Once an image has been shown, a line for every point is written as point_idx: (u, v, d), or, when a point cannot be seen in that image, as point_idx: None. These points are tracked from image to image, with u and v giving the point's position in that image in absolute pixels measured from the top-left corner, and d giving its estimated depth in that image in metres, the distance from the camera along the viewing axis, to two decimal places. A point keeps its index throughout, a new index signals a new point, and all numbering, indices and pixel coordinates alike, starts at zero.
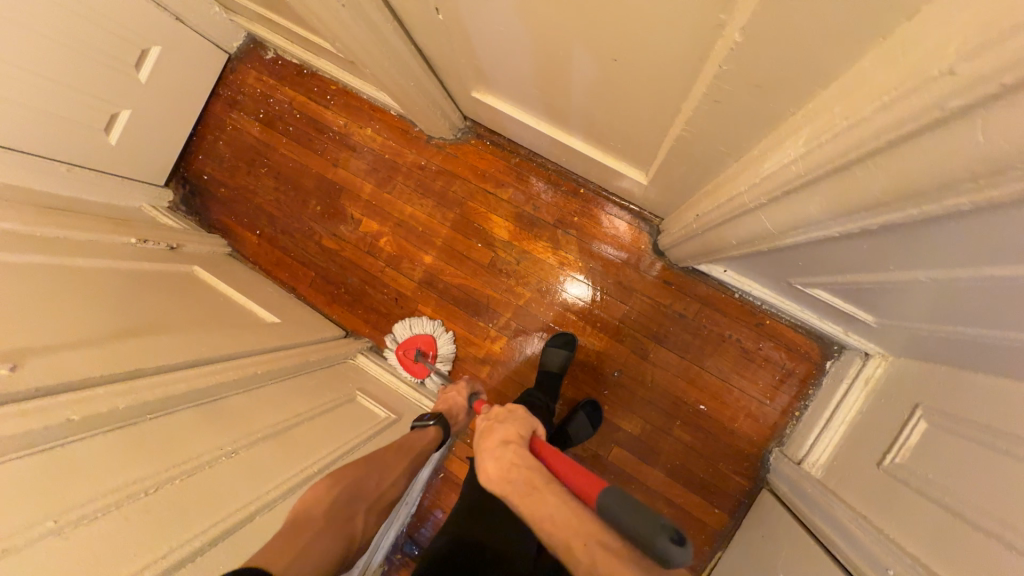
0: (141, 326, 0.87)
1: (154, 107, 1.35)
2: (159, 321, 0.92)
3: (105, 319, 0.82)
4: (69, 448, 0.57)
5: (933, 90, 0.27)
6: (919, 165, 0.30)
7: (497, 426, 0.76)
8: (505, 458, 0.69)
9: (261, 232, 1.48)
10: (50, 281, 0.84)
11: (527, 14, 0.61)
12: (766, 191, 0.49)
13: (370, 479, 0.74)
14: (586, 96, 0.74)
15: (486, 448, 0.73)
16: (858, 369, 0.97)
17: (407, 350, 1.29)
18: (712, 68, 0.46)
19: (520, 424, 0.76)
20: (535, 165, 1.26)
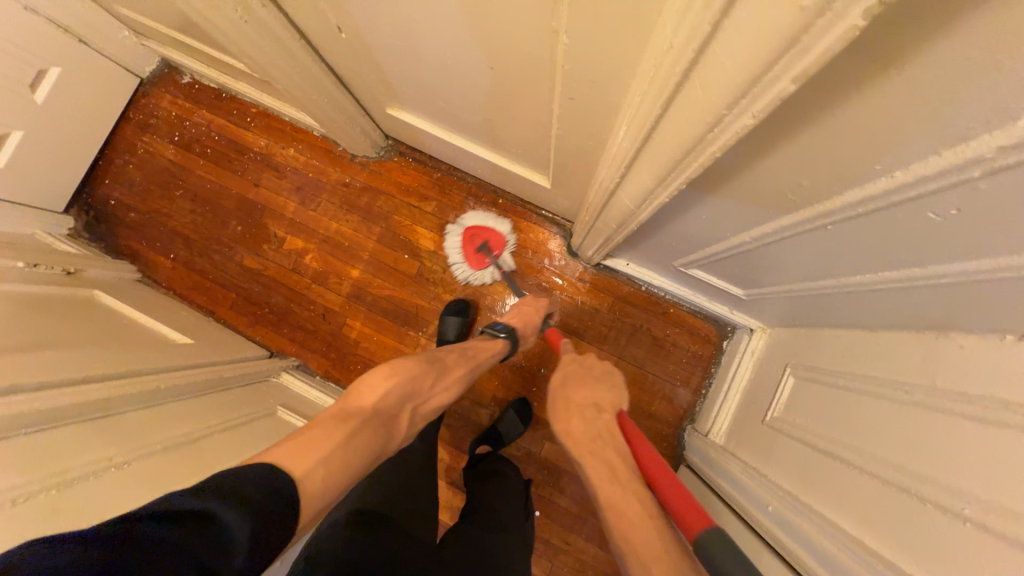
0: (25, 345, 0.81)
1: (52, 129, 1.28)
2: (50, 340, 0.86)
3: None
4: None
5: (672, 65, 0.36)
6: (686, 124, 0.40)
7: (590, 385, 0.86)
8: (594, 421, 0.78)
9: (176, 255, 1.42)
10: None
11: (414, 31, 0.69)
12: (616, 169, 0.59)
13: (421, 384, 0.81)
14: (482, 106, 0.83)
15: (576, 400, 0.84)
16: (746, 343, 1.10)
17: (475, 238, 1.26)
18: (558, 70, 0.56)
19: (616, 397, 0.84)
20: (455, 179, 1.33)
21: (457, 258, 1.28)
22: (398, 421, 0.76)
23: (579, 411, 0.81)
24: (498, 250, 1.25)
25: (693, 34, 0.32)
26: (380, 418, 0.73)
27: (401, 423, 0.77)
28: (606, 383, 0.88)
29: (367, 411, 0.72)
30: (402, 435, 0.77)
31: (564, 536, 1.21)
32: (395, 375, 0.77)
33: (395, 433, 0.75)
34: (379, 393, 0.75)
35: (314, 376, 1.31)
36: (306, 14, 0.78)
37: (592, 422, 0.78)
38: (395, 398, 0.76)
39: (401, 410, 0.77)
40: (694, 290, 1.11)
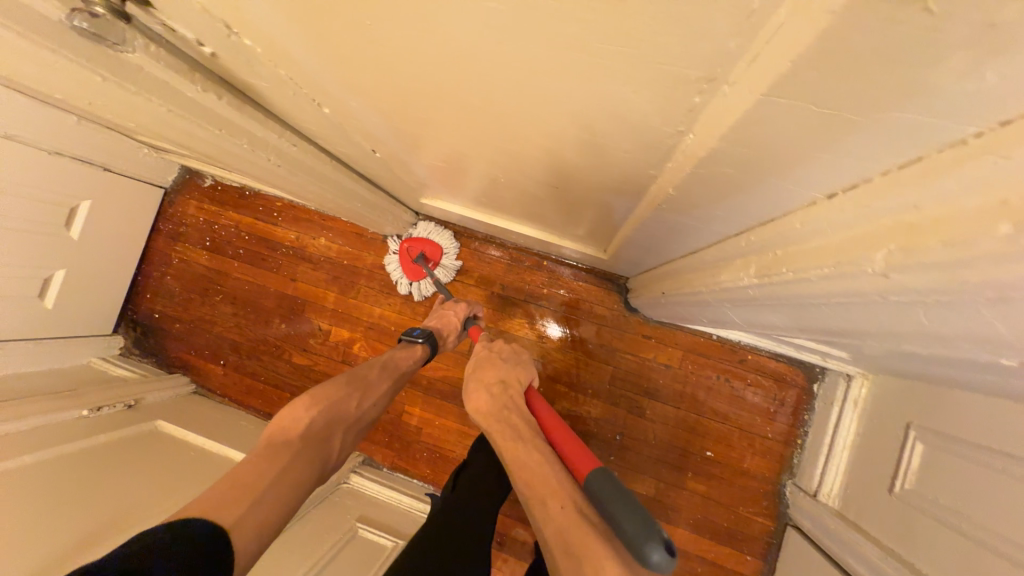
0: (115, 521, 0.83)
1: (91, 260, 1.29)
2: (136, 505, 0.88)
3: (50, 529, 0.76)
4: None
5: (866, 281, 0.30)
6: (884, 319, 0.32)
7: (499, 363, 0.79)
8: (500, 396, 0.72)
9: (225, 361, 1.41)
10: (39, 489, 0.83)
11: (461, 154, 0.64)
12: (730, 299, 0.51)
13: (343, 406, 0.71)
14: (539, 200, 0.76)
15: (483, 378, 0.76)
16: (846, 392, 1.00)
17: (413, 248, 1.27)
18: (655, 202, 0.50)
19: (523, 370, 0.78)
20: (494, 246, 1.27)
21: (395, 266, 1.28)
22: (330, 443, 0.67)
23: (484, 387, 0.74)
24: (435, 261, 1.26)
25: (922, 280, 0.26)
26: (310, 448, 0.63)
27: (335, 446, 0.68)
28: (513, 360, 0.82)
29: (296, 440, 0.62)
30: (334, 461, 0.68)
31: None
32: (316, 403, 0.67)
33: (333, 456, 0.67)
34: (304, 421, 0.65)
35: (381, 469, 1.27)
36: (342, 145, 0.73)
37: (497, 397, 0.72)
38: (320, 423, 0.66)
39: (333, 431, 0.67)
40: (779, 342, 1.01)
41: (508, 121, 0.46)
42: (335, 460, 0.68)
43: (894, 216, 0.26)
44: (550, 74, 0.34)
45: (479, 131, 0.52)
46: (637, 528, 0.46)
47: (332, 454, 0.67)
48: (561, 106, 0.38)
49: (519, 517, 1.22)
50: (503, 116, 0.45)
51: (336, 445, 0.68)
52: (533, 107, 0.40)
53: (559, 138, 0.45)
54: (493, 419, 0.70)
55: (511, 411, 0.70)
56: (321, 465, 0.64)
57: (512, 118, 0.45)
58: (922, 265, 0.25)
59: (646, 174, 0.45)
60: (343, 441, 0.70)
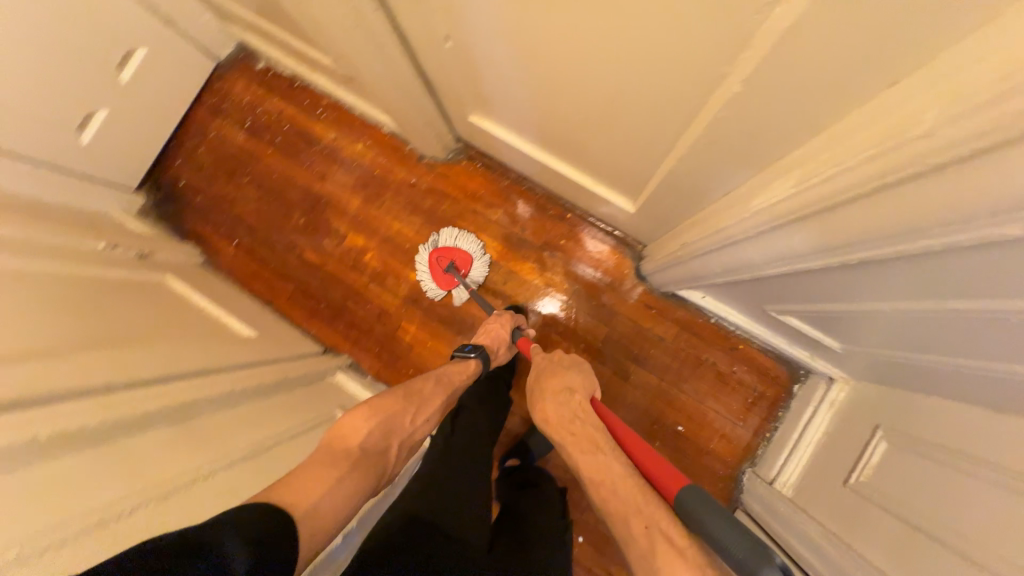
0: (125, 336, 0.86)
1: (132, 109, 1.31)
2: (143, 331, 0.91)
3: (57, 322, 0.78)
4: (19, 472, 0.53)
5: (910, 147, 0.34)
6: (913, 205, 0.36)
7: (562, 371, 0.86)
8: (566, 404, 0.79)
9: (239, 242, 1.44)
10: (53, 292, 0.86)
11: (531, 50, 0.66)
12: (755, 224, 0.54)
13: (399, 420, 0.79)
14: (586, 128, 0.79)
15: (551, 388, 0.84)
16: (824, 393, 1.04)
17: (442, 257, 1.29)
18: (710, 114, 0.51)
19: (586, 380, 0.85)
20: (523, 189, 1.30)
21: (427, 279, 1.29)
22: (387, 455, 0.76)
23: (553, 397, 0.81)
24: (466, 270, 1.27)
25: (962, 131, 0.30)
26: (367, 457, 0.72)
27: (391, 455, 0.77)
28: (576, 368, 0.88)
29: (355, 452, 0.70)
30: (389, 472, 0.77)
31: (606, 562, 1.21)
32: (375, 415, 0.76)
33: (389, 464, 0.76)
34: (364, 431, 0.74)
35: (366, 376, 1.31)
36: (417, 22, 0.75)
37: (565, 406, 0.79)
38: (378, 434, 0.75)
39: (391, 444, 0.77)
40: (775, 331, 1.04)
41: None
42: (389, 469, 0.77)
43: (962, 73, 0.30)
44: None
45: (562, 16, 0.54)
46: (751, 556, 0.52)
47: (388, 468, 0.76)
48: None
49: None
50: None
51: (393, 452, 0.77)
52: None
53: (640, 23, 0.47)
54: (565, 427, 0.76)
55: (581, 421, 0.75)
56: (377, 473, 0.73)
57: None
58: (966, 116, 0.30)
59: (712, 76, 0.47)
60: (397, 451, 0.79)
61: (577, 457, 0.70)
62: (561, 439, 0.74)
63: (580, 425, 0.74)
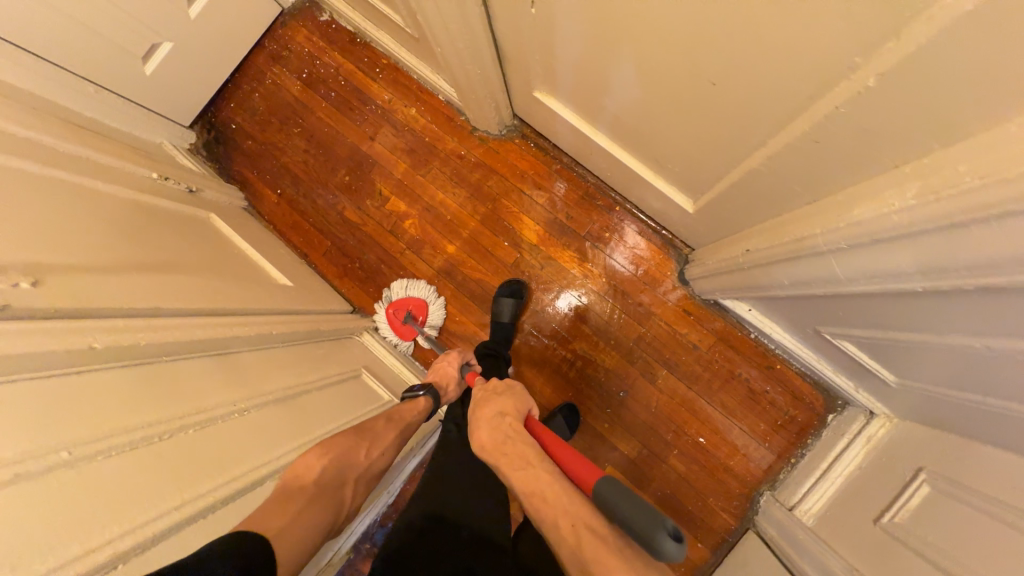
0: (171, 265, 0.86)
1: (195, 45, 1.31)
2: (187, 263, 0.91)
3: (107, 240, 0.78)
4: (62, 377, 0.51)
5: None
6: None
7: (494, 399, 0.82)
8: (499, 426, 0.75)
9: (282, 191, 1.44)
10: (107, 212, 0.87)
11: (623, 22, 0.62)
12: (851, 236, 0.50)
13: (352, 455, 0.71)
14: (662, 115, 0.75)
15: (483, 414, 0.79)
16: (861, 427, 0.99)
17: (398, 311, 1.27)
18: (827, 110, 0.46)
19: (517, 400, 0.82)
20: (574, 176, 1.27)
21: (388, 336, 1.29)
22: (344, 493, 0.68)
23: (484, 422, 0.77)
24: (423, 320, 1.26)
25: None
26: (319, 495, 0.64)
27: (347, 495, 0.68)
28: (508, 393, 0.84)
29: (308, 487, 0.62)
30: (345, 515, 0.68)
31: None
32: (327, 450, 0.68)
33: (344, 506, 0.67)
34: (317, 469, 0.66)
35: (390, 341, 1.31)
36: None
37: (499, 430, 0.75)
38: (331, 471, 0.67)
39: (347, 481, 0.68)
40: (821, 356, 1.00)
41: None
42: (345, 516, 0.68)
43: None
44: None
45: None
46: (647, 523, 0.53)
47: (343, 510, 0.67)
48: None
49: None
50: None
51: (352, 491, 0.69)
52: None
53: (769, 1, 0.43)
54: (499, 449, 0.72)
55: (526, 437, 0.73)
56: (334, 512, 0.65)
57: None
58: None
59: (840, 67, 0.43)
60: (353, 490, 0.70)
61: (509, 474, 0.67)
62: (507, 461, 0.70)
63: (513, 446, 0.70)
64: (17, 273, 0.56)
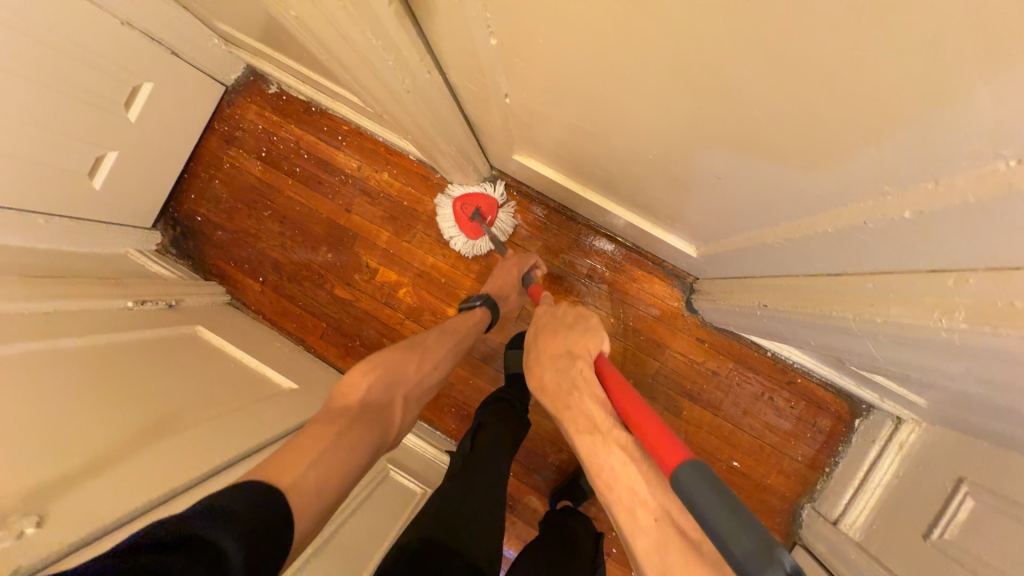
0: (176, 415, 0.82)
1: (142, 148, 1.23)
2: (191, 405, 0.86)
3: (107, 413, 0.73)
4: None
5: None
6: None
7: (564, 333, 0.76)
8: (566, 371, 0.70)
9: (265, 278, 1.38)
10: (96, 370, 0.81)
11: (611, 116, 0.59)
12: (893, 333, 0.49)
13: (403, 367, 0.81)
14: (657, 185, 0.72)
15: (552, 350, 0.74)
16: (892, 433, 1.01)
17: (466, 205, 1.23)
18: (854, 221, 0.46)
19: (593, 338, 0.74)
20: (565, 219, 1.24)
21: (451, 229, 1.24)
22: (392, 406, 0.77)
23: (551, 363, 0.72)
24: (491, 215, 1.22)
25: None
26: (367, 411, 0.72)
27: (396, 413, 0.77)
28: (580, 327, 0.77)
29: (354, 406, 0.72)
30: (397, 427, 0.77)
31: None
32: (374, 370, 0.78)
33: (395, 422, 0.76)
34: (364, 386, 0.75)
35: None
36: (472, 81, 0.69)
37: (564, 373, 0.70)
38: (381, 386, 0.77)
39: (394, 395, 0.78)
40: (841, 372, 1.01)
41: (732, 94, 0.42)
42: (398, 428, 0.78)
43: None
44: (874, 51, 0.30)
45: (677, 98, 0.48)
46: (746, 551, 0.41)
47: (394, 415, 0.77)
48: (836, 88, 0.34)
49: (534, 485, 1.26)
50: (734, 87, 0.41)
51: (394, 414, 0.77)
52: (788, 78, 0.36)
53: (789, 127, 0.41)
54: (566, 396, 0.67)
55: None
56: (383, 431, 0.73)
57: (748, 92, 0.40)
58: None
59: (871, 189, 0.41)
60: (403, 411, 0.80)
61: None
62: None
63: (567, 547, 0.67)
64: (21, 515, 0.53)
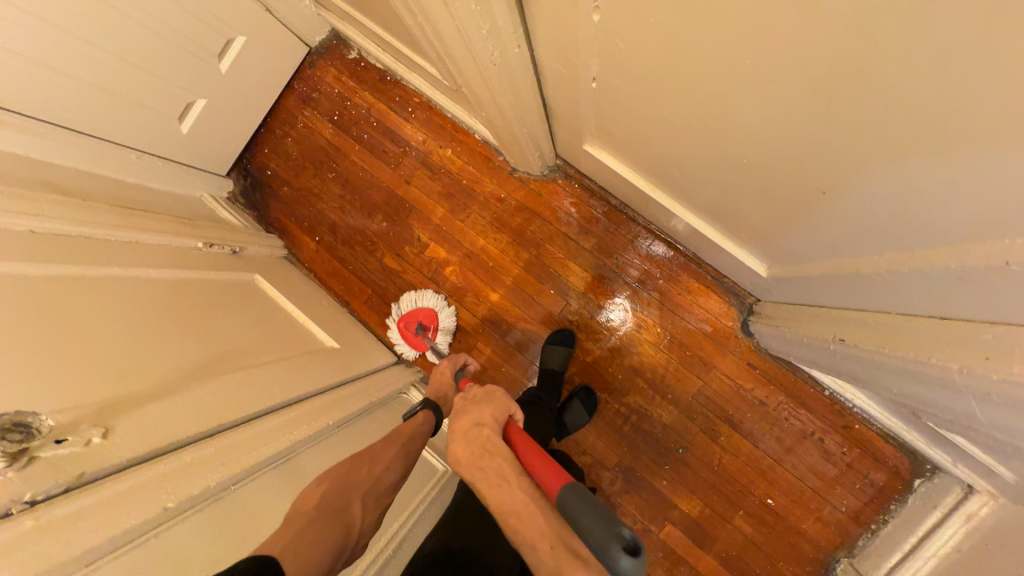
0: (227, 357, 0.85)
1: (228, 99, 1.29)
2: (242, 349, 0.90)
3: (169, 345, 0.77)
4: (140, 547, 0.50)
5: None
6: None
7: (470, 408, 0.69)
8: (477, 442, 0.64)
9: (321, 238, 1.42)
10: (163, 302, 0.86)
11: (710, 114, 0.55)
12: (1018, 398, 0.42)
13: (351, 474, 0.66)
14: (742, 195, 0.67)
15: (458, 427, 0.67)
16: (959, 501, 0.92)
17: (409, 323, 1.28)
18: (990, 259, 0.40)
19: (496, 407, 0.68)
20: (623, 218, 1.20)
21: (403, 349, 1.29)
22: (350, 513, 0.62)
23: (461, 441, 0.65)
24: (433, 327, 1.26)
25: None
26: (318, 520, 0.58)
27: (356, 517, 0.62)
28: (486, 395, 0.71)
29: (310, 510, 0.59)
30: (359, 533, 0.62)
31: None
32: (320, 480, 0.64)
33: (355, 526, 0.61)
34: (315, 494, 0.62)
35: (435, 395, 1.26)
36: (559, 60, 0.66)
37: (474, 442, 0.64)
38: (329, 499, 0.62)
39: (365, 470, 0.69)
40: (909, 424, 0.93)
41: (878, 92, 0.37)
42: (355, 546, 0.61)
43: None
44: None
45: (799, 96, 0.43)
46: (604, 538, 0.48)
47: (354, 528, 0.61)
48: (1009, 103, 0.29)
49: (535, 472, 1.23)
50: (884, 86, 0.36)
51: (359, 511, 0.63)
52: (958, 80, 0.31)
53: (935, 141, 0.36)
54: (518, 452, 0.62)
55: None
56: (353, 508, 0.62)
57: (899, 93, 0.35)
58: None
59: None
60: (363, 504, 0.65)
61: None
62: None
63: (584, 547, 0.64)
64: (88, 425, 0.56)
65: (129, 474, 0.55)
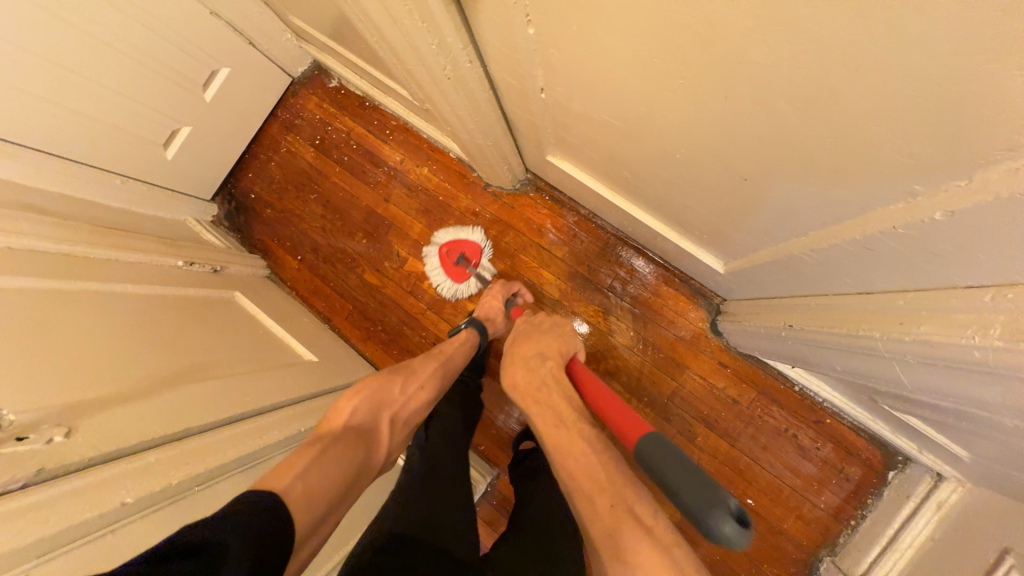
0: (201, 366, 0.87)
1: (214, 126, 1.35)
2: (216, 360, 0.92)
3: (142, 353, 0.79)
4: (97, 540, 0.51)
5: None
6: None
7: (538, 336, 0.81)
8: (538, 370, 0.74)
9: (302, 257, 1.45)
10: (140, 314, 0.88)
11: (641, 115, 0.60)
12: (930, 355, 0.46)
13: (387, 391, 0.79)
14: (687, 192, 0.72)
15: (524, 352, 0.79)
16: (930, 490, 0.92)
17: (451, 251, 1.29)
18: (882, 226, 0.44)
19: (561, 342, 0.80)
20: (592, 226, 1.24)
21: (439, 276, 1.29)
22: (378, 430, 0.74)
23: (522, 363, 0.76)
24: (475, 259, 1.27)
25: None
26: (348, 433, 0.69)
27: (383, 433, 0.74)
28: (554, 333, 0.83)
29: (338, 428, 0.70)
30: (383, 452, 0.74)
31: None
32: (361, 393, 0.76)
33: (380, 446, 0.72)
34: (350, 410, 0.73)
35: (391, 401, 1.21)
36: (510, 74, 0.71)
37: (535, 372, 0.74)
38: (365, 413, 0.74)
39: (379, 420, 0.75)
40: (874, 414, 0.95)
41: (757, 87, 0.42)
42: (382, 457, 0.73)
43: None
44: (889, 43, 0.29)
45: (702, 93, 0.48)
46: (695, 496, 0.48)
47: (381, 440, 0.73)
48: (850, 83, 0.34)
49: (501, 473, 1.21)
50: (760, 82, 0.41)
51: (382, 434, 0.74)
52: (809, 68, 0.35)
53: (812, 123, 0.40)
54: None
55: None
56: (367, 447, 0.70)
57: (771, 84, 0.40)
58: None
59: (901, 190, 0.40)
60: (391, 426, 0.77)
61: None
62: None
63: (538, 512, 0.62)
64: (51, 424, 0.57)
65: (91, 471, 0.56)
